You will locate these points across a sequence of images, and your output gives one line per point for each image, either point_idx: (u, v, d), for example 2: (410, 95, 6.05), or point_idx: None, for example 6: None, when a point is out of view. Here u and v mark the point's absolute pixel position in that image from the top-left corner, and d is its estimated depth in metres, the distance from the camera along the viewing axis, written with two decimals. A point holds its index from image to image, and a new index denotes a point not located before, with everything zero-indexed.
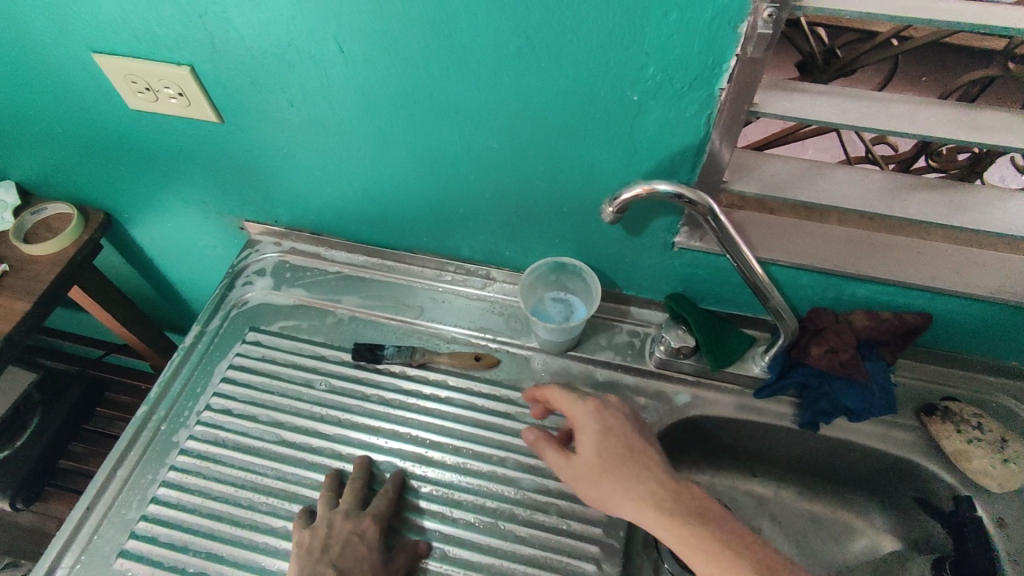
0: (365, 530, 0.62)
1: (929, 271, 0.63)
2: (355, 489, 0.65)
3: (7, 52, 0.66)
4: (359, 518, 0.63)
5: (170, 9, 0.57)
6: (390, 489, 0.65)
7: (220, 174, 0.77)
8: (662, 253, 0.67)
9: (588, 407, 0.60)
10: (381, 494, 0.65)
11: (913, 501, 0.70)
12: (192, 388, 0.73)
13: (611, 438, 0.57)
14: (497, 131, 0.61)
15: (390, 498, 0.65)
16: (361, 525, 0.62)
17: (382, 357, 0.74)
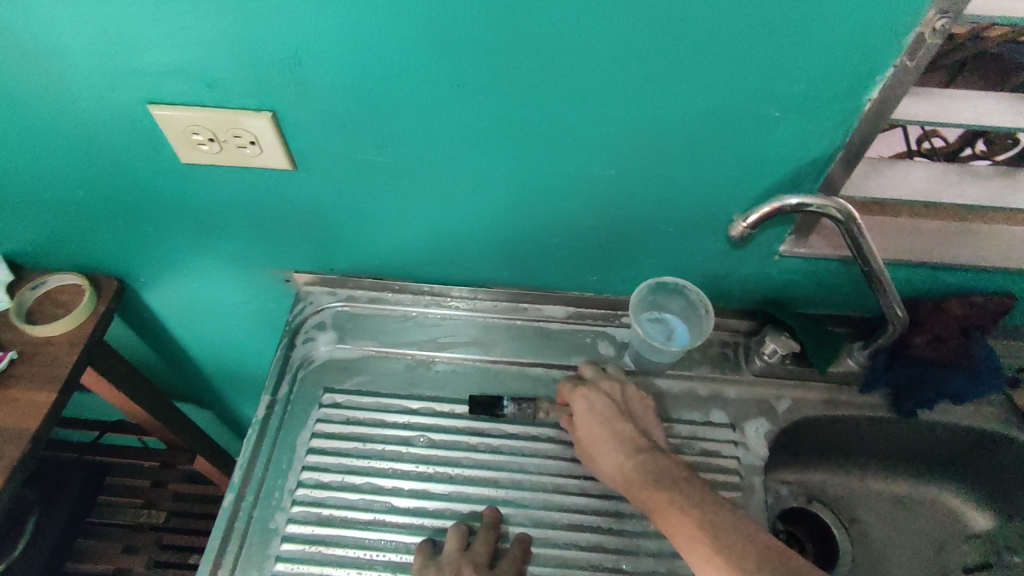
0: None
1: (1015, 254, 0.67)
2: (485, 544, 0.62)
3: (37, 107, 0.57)
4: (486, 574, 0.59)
5: (262, 51, 0.51)
6: (521, 548, 0.62)
7: (277, 224, 0.70)
8: (764, 263, 0.67)
9: (601, 398, 0.65)
10: (510, 554, 0.61)
11: (999, 472, 0.74)
12: (277, 467, 0.66)
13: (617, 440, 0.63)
14: (615, 156, 0.58)
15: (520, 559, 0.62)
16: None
17: (500, 408, 0.68)
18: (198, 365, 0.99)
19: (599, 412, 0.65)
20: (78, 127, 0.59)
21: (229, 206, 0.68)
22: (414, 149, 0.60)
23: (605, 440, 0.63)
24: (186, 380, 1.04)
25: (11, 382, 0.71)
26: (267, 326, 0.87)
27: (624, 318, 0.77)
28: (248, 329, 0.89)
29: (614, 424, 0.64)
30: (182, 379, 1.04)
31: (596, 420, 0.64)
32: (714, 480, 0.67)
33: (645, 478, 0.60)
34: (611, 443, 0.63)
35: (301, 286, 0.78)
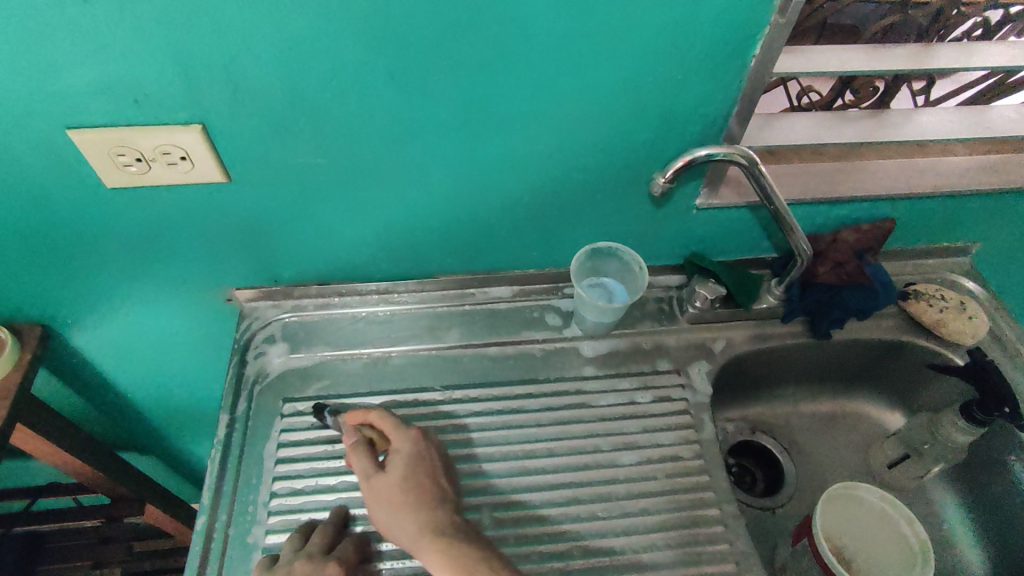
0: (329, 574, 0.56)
1: (889, 183, 0.77)
2: (320, 539, 0.60)
3: None
4: (324, 559, 0.57)
5: (185, 62, 0.51)
6: (352, 541, 0.61)
7: (214, 242, 0.69)
8: (685, 218, 0.74)
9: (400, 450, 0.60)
10: (343, 542, 0.60)
11: (905, 373, 0.85)
12: (247, 482, 0.66)
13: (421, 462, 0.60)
14: (543, 134, 0.62)
15: (353, 548, 0.60)
16: (323, 570, 0.56)
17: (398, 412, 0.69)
18: (136, 406, 0.95)
19: (410, 474, 0.59)
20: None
21: (163, 229, 0.66)
22: (352, 148, 0.61)
23: (408, 498, 0.58)
24: (124, 425, 0.99)
25: None
26: (211, 351, 0.85)
27: (566, 289, 0.81)
28: (189, 358, 0.86)
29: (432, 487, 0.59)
30: (119, 425, 0.99)
31: (396, 474, 0.59)
32: (669, 421, 0.73)
33: (437, 531, 0.56)
34: (414, 501, 0.58)
35: (244, 304, 0.78)
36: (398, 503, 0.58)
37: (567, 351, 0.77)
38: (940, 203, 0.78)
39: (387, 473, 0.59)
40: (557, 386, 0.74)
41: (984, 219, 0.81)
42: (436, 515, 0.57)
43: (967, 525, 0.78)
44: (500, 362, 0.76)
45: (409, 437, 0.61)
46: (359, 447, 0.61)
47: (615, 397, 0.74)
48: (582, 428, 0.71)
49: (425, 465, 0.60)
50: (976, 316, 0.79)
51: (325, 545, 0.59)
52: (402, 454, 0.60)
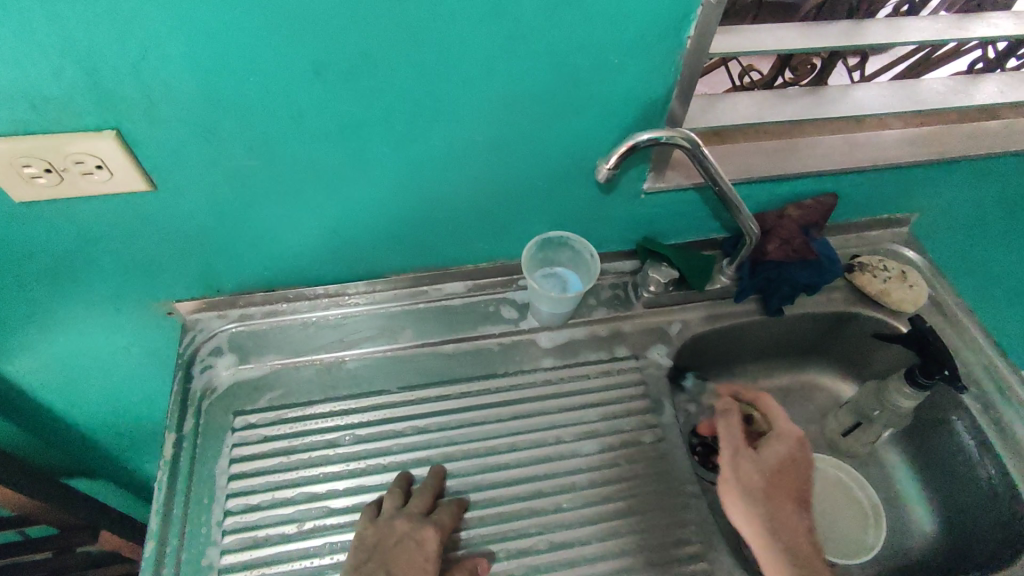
0: (426, 541, 0.59)
1: (829, 159, 0.78)
2: (423, 501, 0.62)
3: None
4: (420, 524, 0.59)
5: (87, 65, 0.48)
6: (456, 503, 0.63)
7: (146, 253, 0.66)
8: (633, 203, 0.74)
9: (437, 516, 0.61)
10: (444, 508, 0.62)
11: (852, 343, 0.87)
12: (197, 502, 0.63)
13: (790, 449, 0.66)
14: (483, 124, 0.61)
15: (455, 513, 0.62)
16: (420, 534, 0.59)
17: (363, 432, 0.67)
18: (79, 430, 0.90)
19: (793, 463, 0.64)
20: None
21: (87, 243, 0.63)
22: (284, 148, 0.58)
23: (777, 491, 0.63)
24: (67, 451, 0.94)
25: None
26: (153, 367, 0.81)
27: (521, 281, 0.80)
28: (131, 376, 0.82)
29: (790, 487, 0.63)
30: (63, 450, 0.94)
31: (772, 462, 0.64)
32: (629, 406, 0.73)
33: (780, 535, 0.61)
34: (779, 494, 0.63)
35: (185, 316, 0.74)
36: (755, 495, 0.62)
37: (525, 344, 0.77)
38: (879, 175, 0.81)
39: (762, 458, 0.65)
40: (518, 380, 0.74)
41: (920, 189, 0.84)
42: (777, 522, 0.61)
43: (918, 486, 0.81)
44: (459, 359, 0.75)
45: (790, 431, 0.66)
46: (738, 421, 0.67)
47: (575, 387, 0.74)
48: (545, 420, 0.71)
49: (795, 467, 0.64)
50: (916, 284, 0.82)
51: (426, 509, 0.62)
52: (783, 445, 0.65)
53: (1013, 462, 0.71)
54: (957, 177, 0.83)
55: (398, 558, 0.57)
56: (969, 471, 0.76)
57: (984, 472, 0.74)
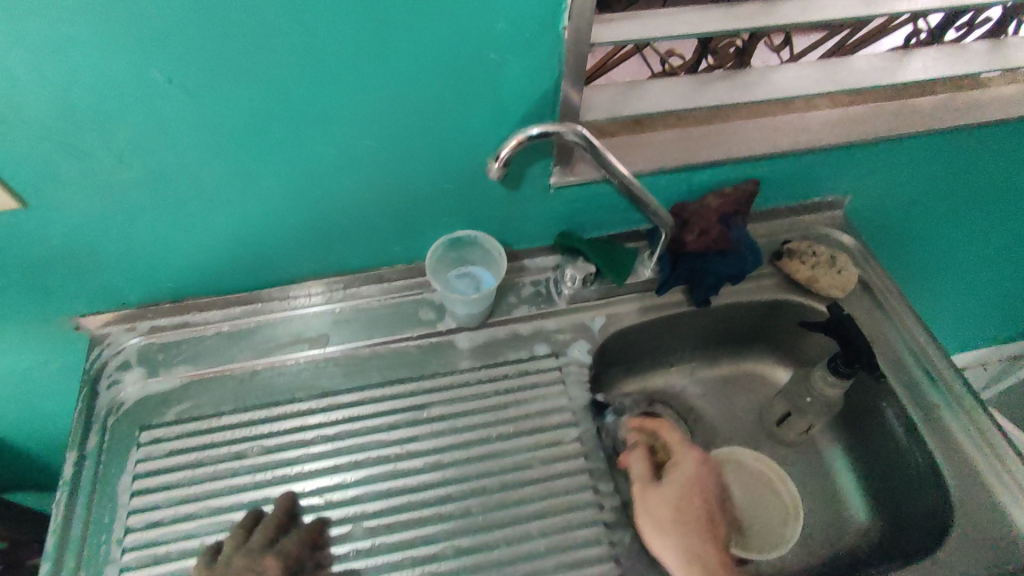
0: (264, 572, 0.56)
1: (748, 144, 0.76)
2: (266, 530, 0.59)
3: None
4: (261, 555, 0.56)
5: None
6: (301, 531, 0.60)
7: (39, 267, 0.65)
8: (544, 199, 0.72)
9: (283, 547, 0.57)
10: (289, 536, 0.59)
11: (785, 330, 0.86)
12: (99, 519, 0.62)
13: (687, 490, 0.68)
14: (364, 126, 0.61)
15: (299, 539, 0.59)
16: (260, 565, 0.56)
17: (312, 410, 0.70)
18: (14, 446, 0.90)
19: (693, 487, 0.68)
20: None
21: None
22: (156, 155, 0.58)
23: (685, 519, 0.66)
24: (7, 466, 0.94)
25: None
26: (75, 381, 0.80)
27: None
28: (54, 391, 0.81)
29: (704, 510, 0.68)
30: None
31: (675, 489, 0.68)
32: (546, 405, 0.72)
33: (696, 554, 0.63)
34: (687, 523, 0.65)
35: (93, 330, 0.73)
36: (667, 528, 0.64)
37: (442, 345, 0.75)
38: (802, 159, 0.78)
39: (665, 488, 0.68)
40: (433, 382, 0.72)
41: (849, 171, 0.82)
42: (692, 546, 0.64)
43: (853, 475, 0.80)
44: (374, 363, 0.74)
45: (689, 456, 0.71)
46: (642, 454, 0.70)
47: (491, 388, 0.72)
48: (458, 422, 0.70)
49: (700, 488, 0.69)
50: (845, 269, 0.80)
51: (270, 537, 0.58)
52: (644, 485, 0.68)
53: (938, 449, 0.70)
54: (888, 157, 0.80)
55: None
56: (898, 460, 0.74)
57: (913, 460, 0.72)
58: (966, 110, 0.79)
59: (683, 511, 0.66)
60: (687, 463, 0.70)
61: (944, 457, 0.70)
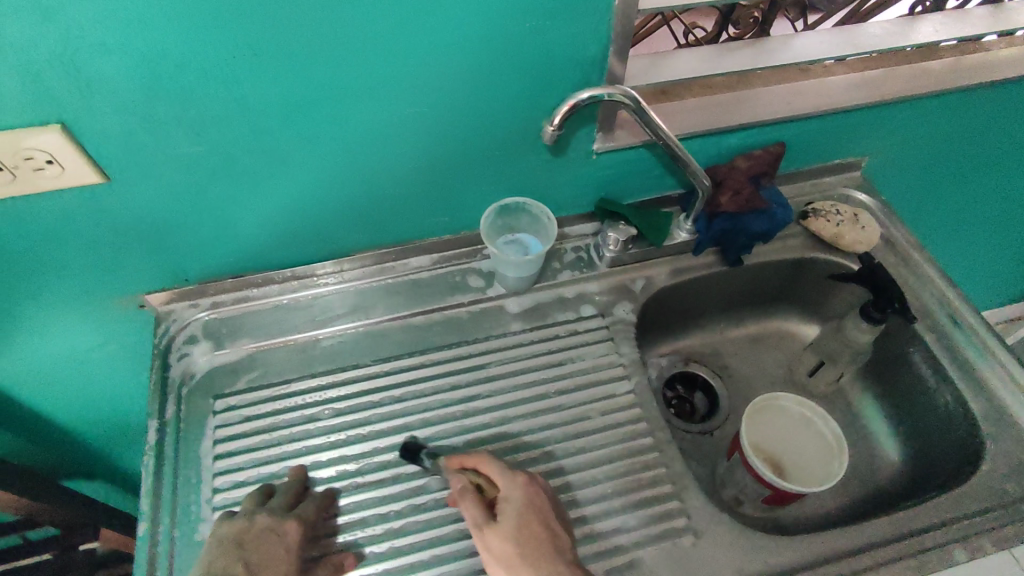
0: (287, 532, 0.59)
1: (773, 108, 0.80)
2: (285, 495, 0.62)
3: None
4: (282, 518, 0.60)
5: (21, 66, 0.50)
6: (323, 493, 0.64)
7: (111, 245, 0.67)
8: (586, 165, 0.75)
9: (302, 512, 0.61)
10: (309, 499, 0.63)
11: (812, 287, 0.90)
12: (186, 481, 0.66)
13: (528, 516, 0.59)
14: (419, 94, 0.64)
15: (318, 501, 0.63)
16: (281, 526, 0.59)
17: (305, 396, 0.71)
18: (68, 430, 0.92)
19: (532, 515, 0.59)
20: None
21: (50, 239, 0.64)
22: (228, 130, 0.61)
23: (536, 549, 0.58)
24: (59, 452, 0.96)
25: None
26: (134, 361, 0.83)
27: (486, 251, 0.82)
28: (113, 372, 0.84)
29: (546, 538, 0.58)
30: (58, 452, 0.96)
31: (513, 525, 0.59)
32: (596, 361, 0.76)
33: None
34: (531, 550, 0.58)
35: (158, 308, 0.75)
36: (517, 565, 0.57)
37: (493, 310, 0.79)
38: (823, 121, 0.83)
39: (501, 526, 0.59)
40: (488, 345, 0.76)
41: (866, 132, 0.86)
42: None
43: (883, 417, 0.85)
44: (429, 328, 0.77)
45: (516, 485, 0.61)
46: (471, 496, 0.61)
47: (543, 348, 0.76)
48: (515, 380, 0.73)
49: (535, 511, 0.59)
50: (869, 225, 0.84)
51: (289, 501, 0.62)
52: (514, 503, 0.60)
53: (964, 386, 0.75)
54: (902, 118, 0.85)
55: (254, 553, 0.58)
56: (926, 399, 0.79)
57: (940, 397, 0.77)
58: (974, 69, 0.83)
59: (530, 545, 0.58)
60: (513, 501, 0.60)
61: (972, 392, 0.74)
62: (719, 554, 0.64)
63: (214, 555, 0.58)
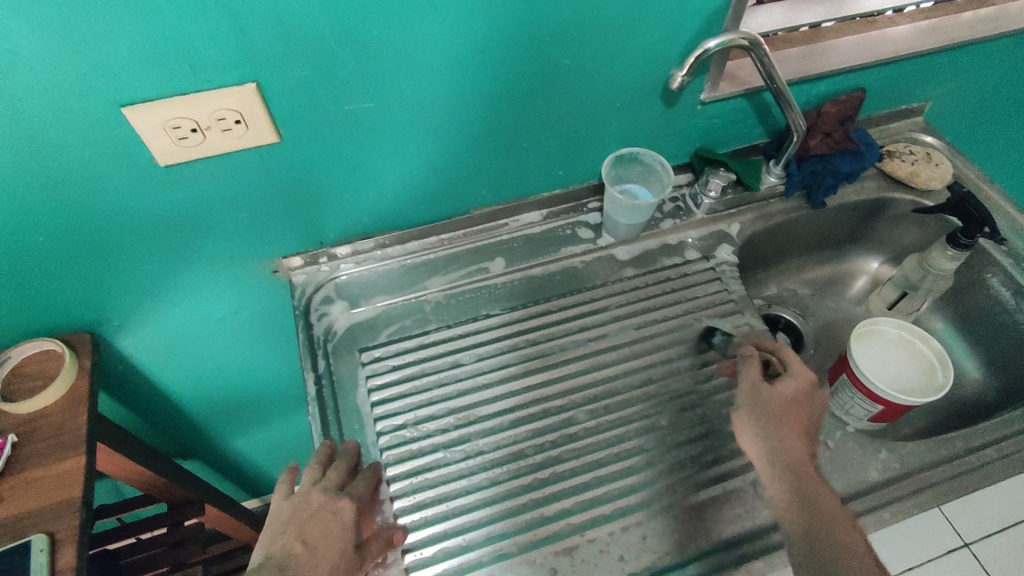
0: (766, 391, 0.63)
1: (858, 54, 0.85)
2: (776, 363, 0.68)
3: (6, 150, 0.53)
4: (335, 497, 0.59)
5: (226, 26, 0.51)
6: (800, 375, 0.64)
7: (265, 209, 0.69)
8: (692, 114, 0.80)
9: (353, 493, 0.61)
10: (788, 379, 0.63)
11: (885, 226, 0.96)
12: (350, 427, 0.69)
13: (794, 404, 0.62)
14: (570, 46, 0.65)
15: (808, 389, 0.63)
16: (336, 504, 0.59)
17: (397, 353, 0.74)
18: (182, 406, 0.95)
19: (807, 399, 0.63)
20: (23, 146, 0.53)
21: (212, 204, 0.66)
22: (395, 85, 0.62)
23: (786, 423, 0.60)
24: (169, 429, 0.99)
25: (24, 466, 0.66)
26: (257, 328, 0.86)
27: (590, 204, 0.87)
28: (236, 341, 0.86)
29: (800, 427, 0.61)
30: (170, 428, 0.99)
31: (789, 395, 0.62)
32: (708, 298, 0.81)
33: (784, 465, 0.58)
34: (784, 433, 0.59)
35: (291, 273, 0.78)
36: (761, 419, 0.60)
37: (605, 258, 0.84)
38: (900, 66, 0.87)
39: (777, 392, 0.62)
40: (607, 290, 0.81)
41: (935, 77, 0.91)
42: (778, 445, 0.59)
43: (962, 340, 0.91)
44: (549, 278, 0.82)
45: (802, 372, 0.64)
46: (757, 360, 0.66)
47: (657, 290, 0.81)
48: (638, 318, 0.78)
49: (807, 404, 0.63)
50: (941, 163, 0.90)
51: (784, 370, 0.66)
52: (800, 380, 0.64)
53: None
54: (969, 62, 0.90)
55: (764, 390, 0.63)
56: (1006, 319, 0.85)
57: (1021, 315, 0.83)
58: None
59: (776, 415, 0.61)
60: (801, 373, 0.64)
61: None
62: (851, 458, 0.69)
63: (270, 540, 0.56)
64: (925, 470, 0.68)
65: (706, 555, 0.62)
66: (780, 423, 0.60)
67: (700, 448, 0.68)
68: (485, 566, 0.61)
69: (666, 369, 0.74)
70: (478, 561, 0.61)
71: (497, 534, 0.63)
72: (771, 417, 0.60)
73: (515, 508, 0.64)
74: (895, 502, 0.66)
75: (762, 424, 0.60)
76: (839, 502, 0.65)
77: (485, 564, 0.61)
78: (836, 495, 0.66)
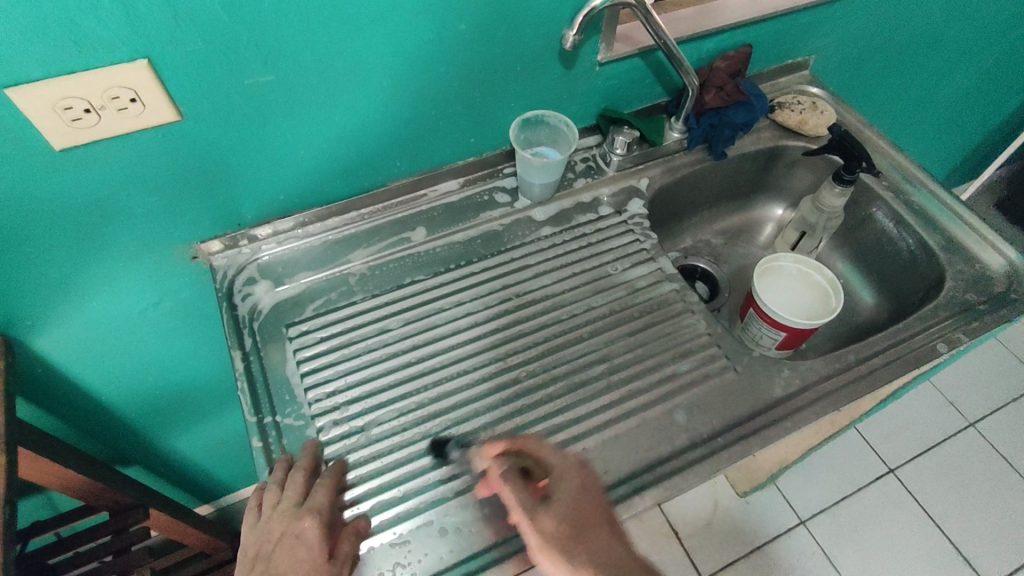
0: (540, 514, 0.59)
1: (742, 11, 0.90)
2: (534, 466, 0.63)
3: None
4: (296, 518, 0.60)
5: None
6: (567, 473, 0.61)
7: (175, 192, 0.69)
8: (592, 76, 0.84)
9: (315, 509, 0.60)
10: (561, 483, 0.60)
11: (783, 173, 1.03)
12: (282, 398, 0.71)
13: (581, 509, 0.59)
14: (466, 10, 0.68)
15: (585, 479, 0.61)
16: (297, 527, 0.60)
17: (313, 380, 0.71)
18: (114, 408, 0.93)
19: (585, 489, 0.60)
20: None
21: (116, 188, 0.65)
22: (294, 54, 0.63)
23: (589, 523, 0.59)
24: (101, 433, 0.97)
25: None
26: (182, 320, 0.85)
27: (505, 169, 0.90)
28: (160, 334, 0.85)
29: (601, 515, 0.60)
30: (103, 432, 0.97)
31: (567, 503, 0.59)
32: (623, 249, 0.85)
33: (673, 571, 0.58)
34: (580, 533, 0.58)
35: (210, 257, 0.78)
36: (566, 533, 0.58)
37: (524, 219, 0.87)
38: (782, 22, 0.94)
39: (554, 502, 0.59)
40: (528, 249, 0.84)
41: (814, 31, 0.99)
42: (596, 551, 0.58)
43: (859, 272, 1.00)
44: (470, 243, 0.84)
45: (565, 461, 0.62)
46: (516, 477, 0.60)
47: (575, 245, 0.85)
48: (556, 272, 0.82)
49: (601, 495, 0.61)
50: (825, 109, 0.97)
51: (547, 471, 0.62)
52: (568, 481, 0.60)
53: (922, 227, 0.89)
54: (844, 13, 0.98)
55: (575, 475, 0.61)
56: (892, 249, 0.93)
57: (904, 242, 0.91)
58: None
59: (589, 518, 0.59)
60: (568, 490, 0.60)
61: (930, 231, 0.88)
62: (758, 377, 0.75)
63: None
64: (822, 381, 0.74)
65: (630, 478, 0.67)
66: (588, 520, 0.59)
67: (622, 384, 0.73)
68: (422, 512, 0.64)
69: (586, 318, 0.78)
70: (418, 508, 0.64)
71: (435, 482, 0.65)
72: (564, 530, 0.58)
73: (447, 458, 0.67)
74: (796, 413, 0.72)
75: (564, 545, 0.57)
76: (747, 420, 0.71)
77: (424, 509, 0.64)
78: (745, 412, 0.72)
